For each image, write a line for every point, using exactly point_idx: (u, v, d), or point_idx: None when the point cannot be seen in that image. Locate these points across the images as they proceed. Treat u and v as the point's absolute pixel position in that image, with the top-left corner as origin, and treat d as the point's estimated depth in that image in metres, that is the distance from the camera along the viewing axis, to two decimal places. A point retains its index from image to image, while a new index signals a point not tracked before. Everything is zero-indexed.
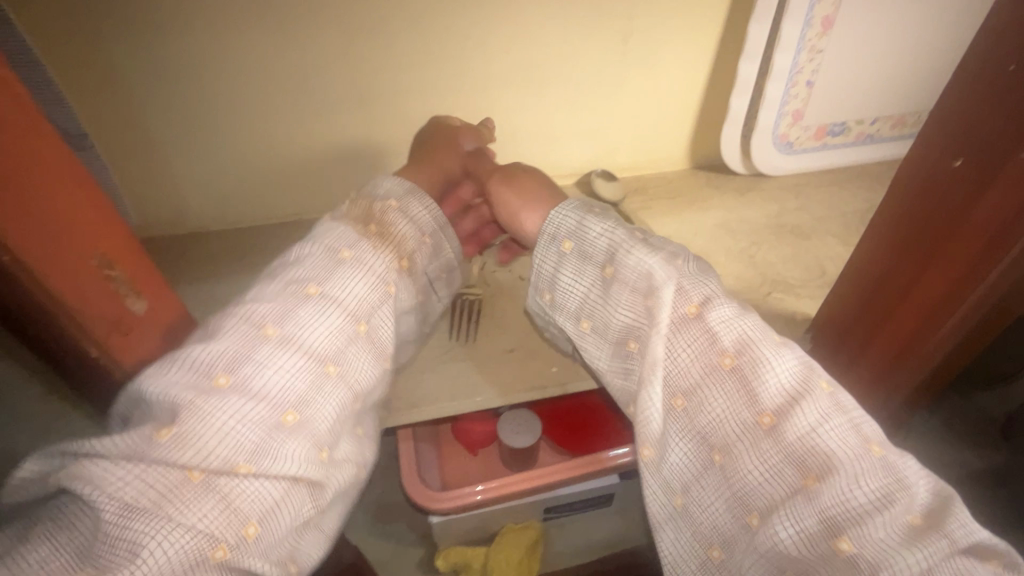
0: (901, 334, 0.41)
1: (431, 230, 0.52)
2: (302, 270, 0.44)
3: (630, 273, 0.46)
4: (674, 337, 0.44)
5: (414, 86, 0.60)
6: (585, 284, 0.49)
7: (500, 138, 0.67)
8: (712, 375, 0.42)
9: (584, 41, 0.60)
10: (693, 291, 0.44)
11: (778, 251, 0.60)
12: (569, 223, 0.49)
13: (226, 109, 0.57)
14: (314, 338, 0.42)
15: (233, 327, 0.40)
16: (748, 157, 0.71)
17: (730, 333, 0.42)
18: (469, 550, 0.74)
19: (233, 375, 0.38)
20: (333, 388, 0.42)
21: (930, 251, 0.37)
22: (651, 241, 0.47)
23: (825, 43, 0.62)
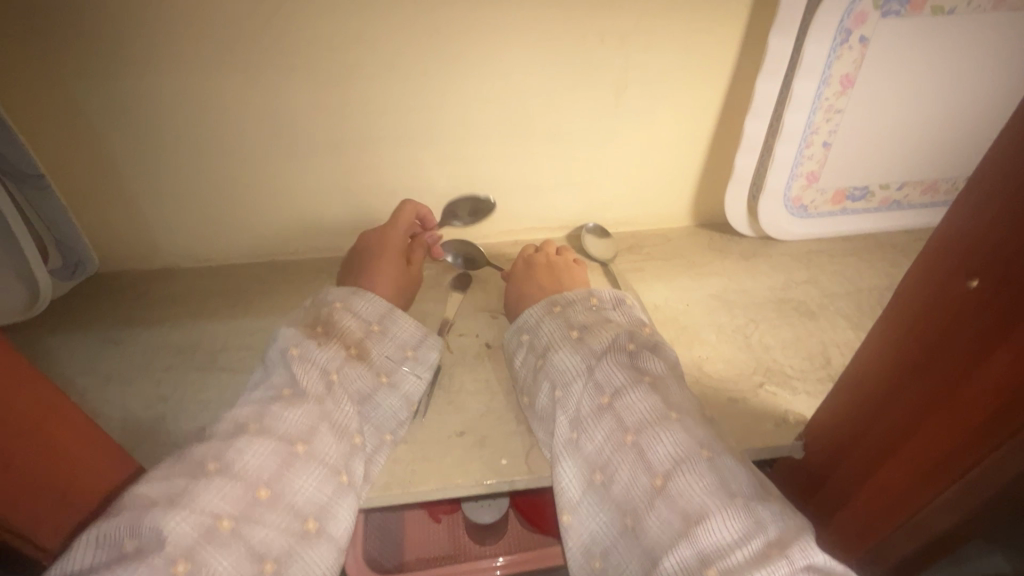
0: (901, 482, 0.33)
1: (385, 312, 0.49)
2: (303, 378, 0.41)
3: (558, 368, 0.44)
4: (588, 422, 0.41)
5: (390, 133, 0.57)
6: (524, 372, 0.47)
7: (485, 188, 0.63)
8: (617, 451, 0.39)
9: (574, 92, 0.56)
10: (607, 381, 0.42)
11: (777, 334, 0.54)
12: (530, 320, 0.49)
13: (195, 151, 0.55)
14: (331, 450, 0.39)
15: (249, 445, 0.37)
16: (755, 220, 0.65)
17: (633, 411, 0.40)
18: None
19: (260, 500, 0.36)
20: (305, 468, 0.38)
21: (938, 398, 0.29)
22: (585, 339, 0.45)
23: (843, 103, 0.56)
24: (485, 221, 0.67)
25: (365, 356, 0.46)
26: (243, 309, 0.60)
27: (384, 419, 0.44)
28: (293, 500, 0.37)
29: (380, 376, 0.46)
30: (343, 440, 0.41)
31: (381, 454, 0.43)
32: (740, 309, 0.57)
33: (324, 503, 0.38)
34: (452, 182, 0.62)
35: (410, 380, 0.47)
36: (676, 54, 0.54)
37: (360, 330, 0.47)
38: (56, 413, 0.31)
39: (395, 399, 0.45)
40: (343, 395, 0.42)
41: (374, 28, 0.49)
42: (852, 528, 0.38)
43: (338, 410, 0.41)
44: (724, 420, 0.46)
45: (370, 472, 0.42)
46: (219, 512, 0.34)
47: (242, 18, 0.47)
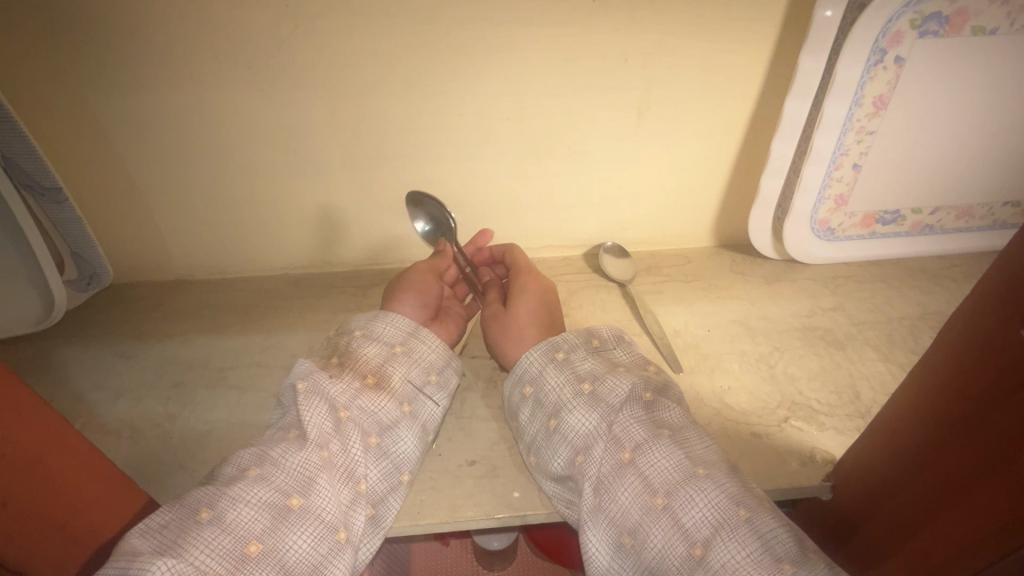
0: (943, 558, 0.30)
1: (405, 334, 0.48)
2: (309, 422, 0.40)
3: (572, 427, 0.42)
4: (610, 482, 0.39)
5: (407, 148, 0.56)
6: (532, 427, 0.45)
7: (503, 206, 0.62)
8: (646, 515, 0.37)
9: (595, 112, 0.55)
10: (625, 435, 0.41)
11: (803, 364, 0.52)
12: (533, 369, 0.46)
13: (211, 165, 0.55)
14: (330, 502, 0.38)
15: (244, 493, 0.36)
16: (780, 242, 0.63)
17: (659, 469, 0.39)
18: None
19: (249, 557, 0.34)
20: (301, 519, 0.37)
21: (989, 461, 0.27)
22: (600, 394, 0.43)
23: (876, 125, 0.54)
24: (501, 238, 0.65)
25: (385, 383, 0.44)
26: (255, 324, 0.59)
27: (400, 456, 0.43)
28: (284, 556, 0.35)
29: (402, 405, 0.44)
30: (346, 488, 0.39)
31: (395, 495, 0.42)
32: (763, 336, 0.55)
33: (317, 562, 0.36)
34: (468, 199, 0.61)
35: (430, 407, 0.46)
36: (702, 73, 0.53)
37: (381, 354, 0.46)
38: (60, 446, 0.29)
39: (414, 431, 0.44)
40: (355, 434, 0.41)
41: (393, 45, 0.49)
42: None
43: (342, 455, 0.40)
44: (746, 457, 0.44)
45: (383, 517, 0.41)
46: (204, 569, 0.33)
47: (261, 36, 0.47)
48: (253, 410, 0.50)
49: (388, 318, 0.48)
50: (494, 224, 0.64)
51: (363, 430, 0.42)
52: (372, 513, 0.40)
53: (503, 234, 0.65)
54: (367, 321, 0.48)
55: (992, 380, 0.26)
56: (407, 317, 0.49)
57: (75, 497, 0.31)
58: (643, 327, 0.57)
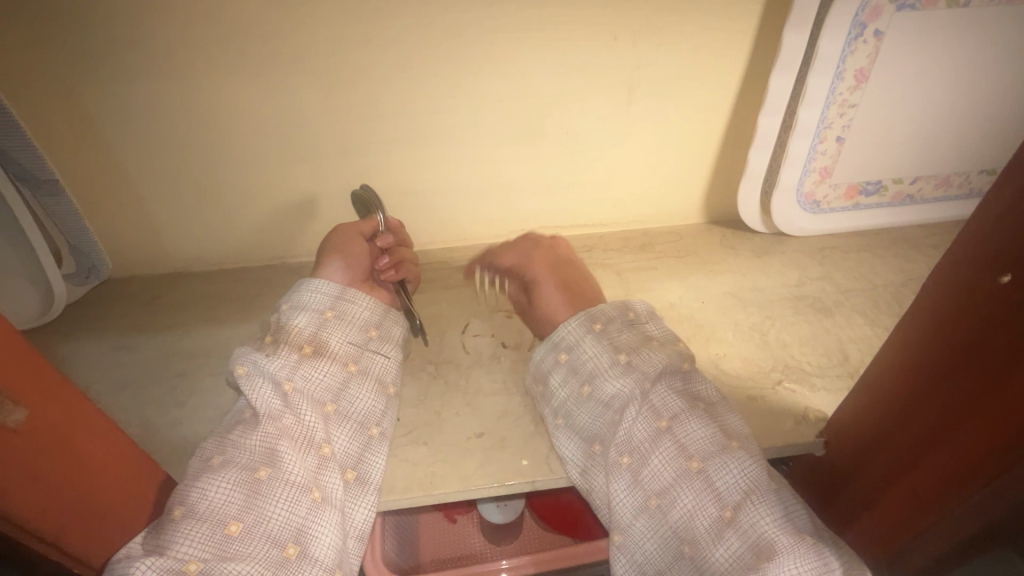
0: (928, 494, 0.33)
1: (334, 299, 0.48)
2: (257, 403, 0.42)
3: (608, 394, 0.44)
4: (645, 447, 0.42)
5: (403, 133, 0.57)
6: (565, 394, 0.46)
7: (498, 189, 0.63)
8: (680, 477, 0.40)
9: (587, 93, 0.56)
10: (662, 406, 0.42)
11: (794, 331, 0.54)
12: (570, 337, 0.47)
13: (206, 155, 0.55)
14: (298, 469, 0.40)
15: (212, 482, 0.37)
16: (768, 215, 0.65)
17: (693, 437, 0.41)
18: None
19: (231, 536, 0.36)
20: (271, 490, 0.38)
21: (966, 397, 0.29)
22: (635, 363, 0.44)
23: (857, 98, 0.56)
24: (497, 219, 0.66)
25: (325, 350, 0.45)
26: (257, 311, 0.60)
27: (361, 413, 0.44)
28: (268, 528, 0.37)
29: (347, 365, 0.45)
30: (311, 455, 0.41)
31: (373, 450, 0.43)
32: (756, 306, 0.57)
33: (300, 524, 0.38)
34: (462, 182, 0.62)
35: (379, 360, 0.47)
36: (689, 51, 0.54)
37: (312, 323, 0.46)
38: (90, 435, 0.30)
39: (368, 386, 0.45)
40: (309, 404, 0.42)
41: (387, 29, 0.49)
42: (873, 534, 0.39)
43: (298, 426, 0.41)
44: (743, 418, 0.46)
45: (369, 474, 0.42)
46: (188, 556, 0.34)
47: (252, 22, 0.47)
48: None
49: (310, 286, 0.48)
50: (492, 206, 0.65)
51: (316, 399, 0.43)
52: (354, 473, 0.42)
53: (499, 215, 0.66)
54: (294, 294, 0.48)
55: (970, 329, 0.28)
56: (331, 281, 0.49)
57: (110, 491, 0.32)
58: (640, 300, 0.59)
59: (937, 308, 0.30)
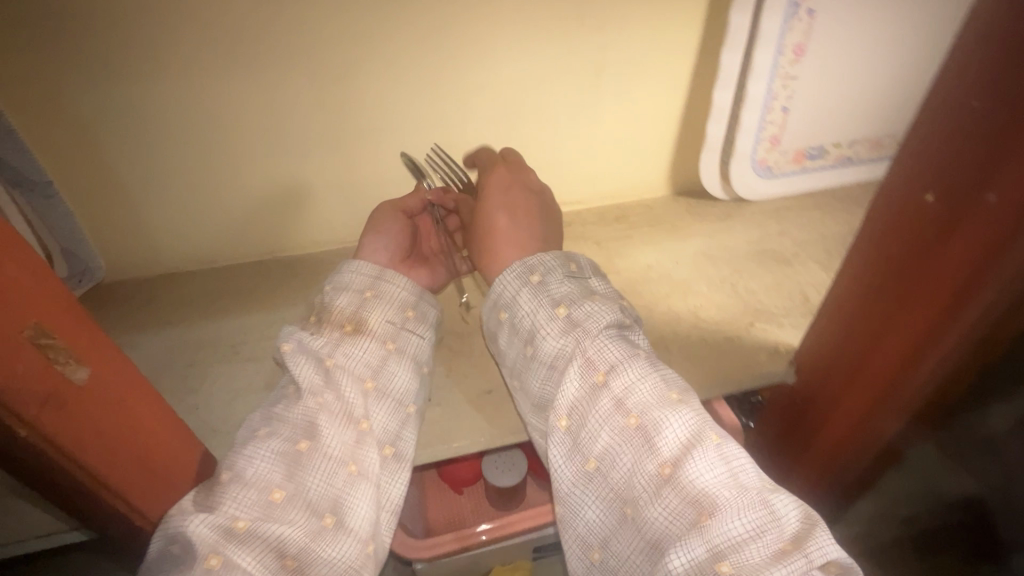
0: (878, 388, 0.40)
1: (372, 280, 0.51)
2: (300, 377, 0.44)
3: (546, 352, 0.46)
4: (582, 405, 0.44)
5: (387, 122, 0.59)
6: (512, 352, 0.49)
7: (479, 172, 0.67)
8: (620, 434, 0.41)
9: (558, 77, 0.61)
10: (600, 359, 0.44)
11: (760, 280, 0.60)
12: (506, 294, 0.50)
13: (197, 153, 0.57)
14: (337, 442, 0.42)
15: (259, 450, 0.41)
16: (728, 182, 0.71)
17: (633, 391, 0.42)
18: None
19: (275, 503, 0.39)
20: (312, 460, 0.41)
21: (899, 301, 0.36)
22: (575, 318, 0.47)
23: (797, 70, 0.63)
24: None
25: (364, 327, 0.48)
26: (256, 302, 0.61)
27: (398, 391, 0.46)
28: (307, 497, 0.40)
29: (386, 343, 0.48)
30: (349, 429, 0.43)
31: (407, 427, 0.46)
32: (724, 262, 0.63)
33: (337, 493, 0.41)
34: (445, 167, 0.65)
35: (414, 341, 0.50)
36: (648, 33, 0.59)
37: (353, 302, 0.49)
38: (147, 401, 0.32)
39: (404, 365, 0.48)
40: (350, 380, 0.45)
41: (370, 22, 0.52)
42: (837, 435, 0.46)
43: (339, 399, 0.44)
44: (724, 357, 0.51)
45: (404, 450, 0.45)
46: (237, 515, 0.37)
47: (241, 21, 0.49)
48: (276, 377, 0.53)
49: (350, 269, 0.51)
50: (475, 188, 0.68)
51: (357, 375, 0.46)
52: (392, 450, 0.44)
53: None
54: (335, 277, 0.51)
55: (899, 246, 0.34)
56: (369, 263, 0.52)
57: (164, 452, 0.34)
58: (620, 264, 0.63)
59: (874, 231, 0.36)
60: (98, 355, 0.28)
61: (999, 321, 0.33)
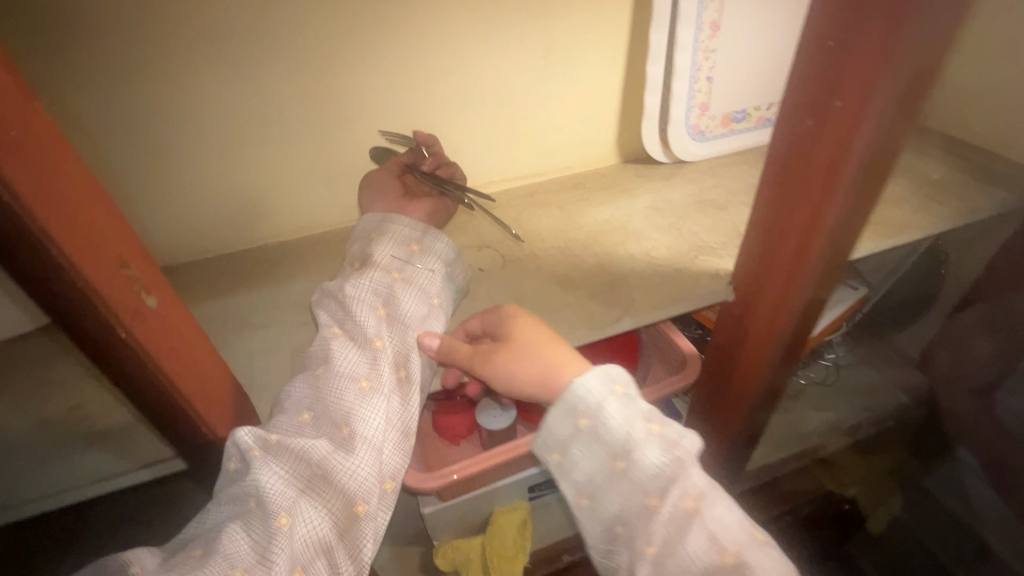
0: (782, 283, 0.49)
1: (378, 225, 0.61)
2: (323, 319, 0.53)
3: (639, 468, 0.48)
4: (673, 531, 0.46)
5: (362, 109, 0.66)
6: (590, 462, 0.51)
7: (449, 151, 0.74)
8: (709, 557, 0.45)
9: (512, 60, 0.69)
10: (693, 485, 0.47)
11: (701, 222, 0.70)
12: (592, 401, 0.50)
13: (188, 148, 0.61)
14: (350, 362, 0.49)
15: (293, 385, 0.49)
16: (668, 146, 0.81)
17: (721, 524, 0.46)
18: (464, 544, 0.75)
19: (305, 421, 0.47)
20: (330, 379, 0.48)
21: (788, 206, 0.45)
22: (667, 436, 0.49)
23: (715, 43, 0.73)
24: None
25: (372, 263, 0.56)
26: (253, 282, 0.66)
27: (403, 318, 0.54)
28: (328, 409, 0.47)
29: (393, 274, 0.56)
30: (362, 351, 0.50)
31: (412, 352, 0.53)
32: (671, 211, 0.72)
33: (352, 404, 0.47)
34: None
35: (420, 273, 0.58)
36: (587, 17, 0.68)
37: (362, 250, 0.59)
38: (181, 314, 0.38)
39: (409, 293, 0.55)
40: (363, 308, 0.52)
41: (343, 18, 0.58)
42: (762, 332, 0.55)
43: (355, 326, 0.51)
44: (676, 284, 0.60)
45: (409, 373, 0.52)
46: (273, 431, 0.45)
47: (227, 22, 0.55)
48: (283, 341, 0.58)
49: (396, 222, 0.61)
50: None
51: (370, 304, 0.53)
52: (398, 372, 0.51)
53: None
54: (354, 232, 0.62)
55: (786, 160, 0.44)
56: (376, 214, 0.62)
57: (201, 363, 0.41)
58: (582, 221, 0.72)
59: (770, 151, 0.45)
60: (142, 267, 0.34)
61: (857, 206, 0.42)
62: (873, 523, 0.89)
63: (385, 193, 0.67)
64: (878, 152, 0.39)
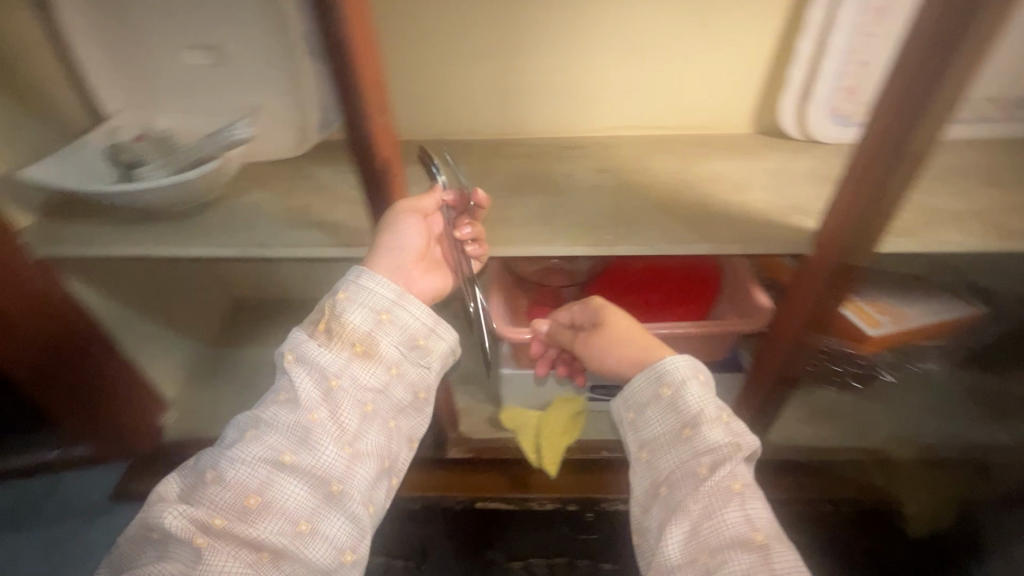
0: (837, 218, 0.60)
1: (394, 292, 0.61)
2: (299, 387, 0.56)
3: (703, 437, 0.55)
4: (712, 496, 0.52)
5: (534, 41, 0.82)
6: (660, 423, 0.58)
7: (598, 92, 0.86)
8: (738, 519, 0.51)
9: (672, 18, 0.79)
10: (742, 470, 0.53)
11: (808, 191, 0.75)
12: (677, 376, 0.59)
13: (409, 48, 0.83)
14: (321, 464, 0.54)
15: (241, 457, 0.54)
16: (803, 124, 0.85)
17: (759, 505, 0.52)
18: (525, 411, 0.92)
19: (250, 506, 0.51)
20: (291, 470, 0.53)
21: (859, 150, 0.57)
22: (735, 425, 0.56)
23: (878, 29, 0.74)
24: (595, 118, 0.89)
25: (393, 320, 0.60)
26: (425, 160, 0.86)
27: (391, 407, 0.60)
28: (283, 501, 0.52)
29: (411, 338, 0.61)
30: (335, 446, 0.55)
31: (387, 446, 0.59)
32: (783, 177, 0.78)
33: (312, 500, 0.53)
34: (573, 84, 0.86)
35: (426, 361, 0.62)
36: None
37: (369, 314, 0.59)
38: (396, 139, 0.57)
39: (405, 383, 0.61)
40: (378, 367, 0.59)
41: None
42: (813, 270, 0.65)
43: (336, 415, 0.56)
44: (762, 230, 0.67)
45: (378, 470, 0.57)
46: (215, 514, 0.51)
47: None
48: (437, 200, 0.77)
49: (373, 280, 0.60)
50: (592, 105, 0.87)
51: (392, 361, 0.60)
52: (373, 467, 0.56)
53: (597, 114, 0.89)
54: (353, 288, 0.60)
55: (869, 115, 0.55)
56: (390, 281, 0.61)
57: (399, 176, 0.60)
58: (696, 169, 0.81)
59: None
60: (385, 98, 0.53)
61: (908, 155, 0.53)
62: (912, 521, 0.88)
63: (411, 244, 0.64)
64: (928, 124, 0.51)
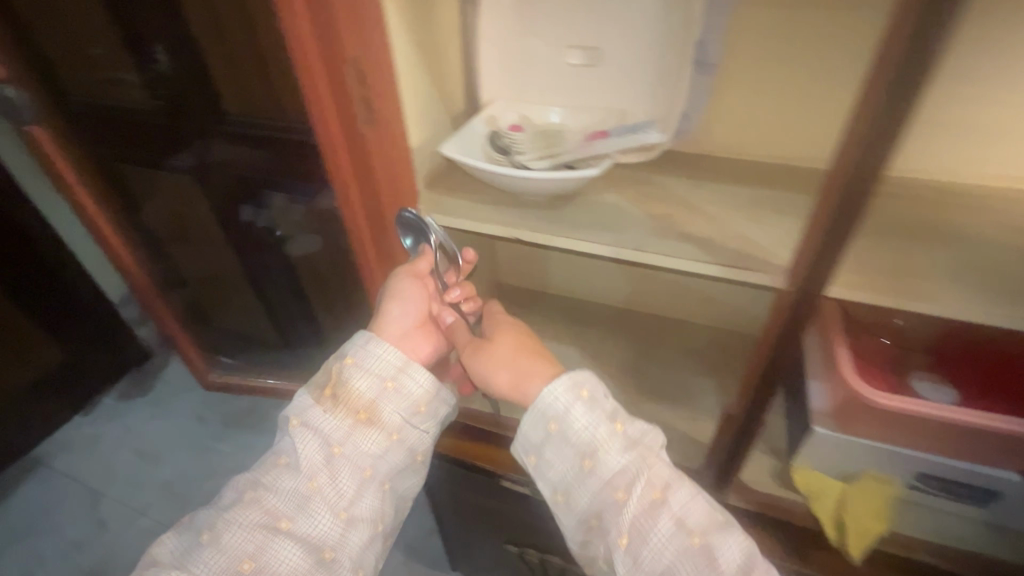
0: None
1: (395, 362, 0.64)
2: (304, 453, 0.60)
3: (605, 466, 0.54)
4: (642, 522, 0.53)
5: (959, 72, 0.71)
6: (564, 461, 0.57)
7: (1010, 138, 0.73)
8: (683, 545, 0.51)
9: None
10: (657, 479, 0.54)
11: None
12: (561, 405, 0.57)
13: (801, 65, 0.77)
14: (318, 530, 0.57)
15: (237, 523, 0.57)
16: None
17: (686, 508, 0.53)
18: (827, 478, 0.80)
19: (244, 569, 0.55)
20: (286, 535, 0.56)
21: None
22: (629, 433, 0.56)
23: None
24: (993, 167, 0.76)
25: (399, 386, 0.64)
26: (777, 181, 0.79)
27: (387, 471, 0.62)
28: (277, 565, 0.55)
29: (411, 406, 0.64)
30: (329, 513, 0.58)
31: (381, 508, 0.62)
32: None
33: (306, 565, 0.55)
34: (981, 126, 0.74)
35: (418, 431, 0.65)
36: None
37: (372, 384, 0.63)
38: None
39: (401, 450, 0.64)
40: (376, 435, 0.62)
41: None
42: None
43: (331, 481, 0.59)
44: None
45: (373, 534, 0.60)
46: None
47: None
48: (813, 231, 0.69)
49: (378, 346, 0.64)
50: (997, 151, 0.75)
51: (391, 428, 0.63)
52: (366, 530, 0.59)
53: (998, 163, 0.76)
54: (357, 354, 0.65)
55: None
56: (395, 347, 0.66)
57: None
58: None
59: None
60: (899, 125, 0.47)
61: None
62: None
63: (405, 306, 0.69)
64: None
